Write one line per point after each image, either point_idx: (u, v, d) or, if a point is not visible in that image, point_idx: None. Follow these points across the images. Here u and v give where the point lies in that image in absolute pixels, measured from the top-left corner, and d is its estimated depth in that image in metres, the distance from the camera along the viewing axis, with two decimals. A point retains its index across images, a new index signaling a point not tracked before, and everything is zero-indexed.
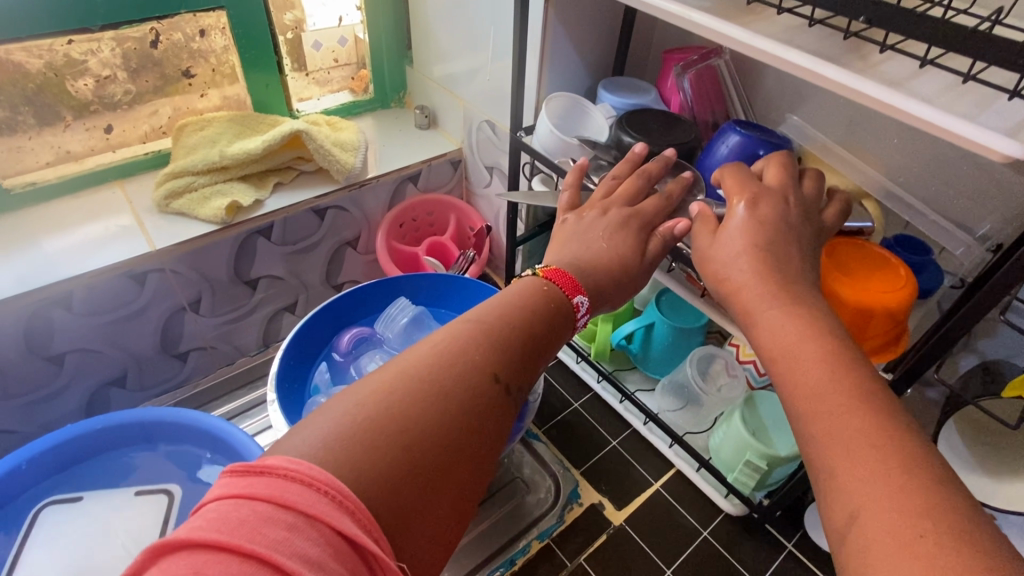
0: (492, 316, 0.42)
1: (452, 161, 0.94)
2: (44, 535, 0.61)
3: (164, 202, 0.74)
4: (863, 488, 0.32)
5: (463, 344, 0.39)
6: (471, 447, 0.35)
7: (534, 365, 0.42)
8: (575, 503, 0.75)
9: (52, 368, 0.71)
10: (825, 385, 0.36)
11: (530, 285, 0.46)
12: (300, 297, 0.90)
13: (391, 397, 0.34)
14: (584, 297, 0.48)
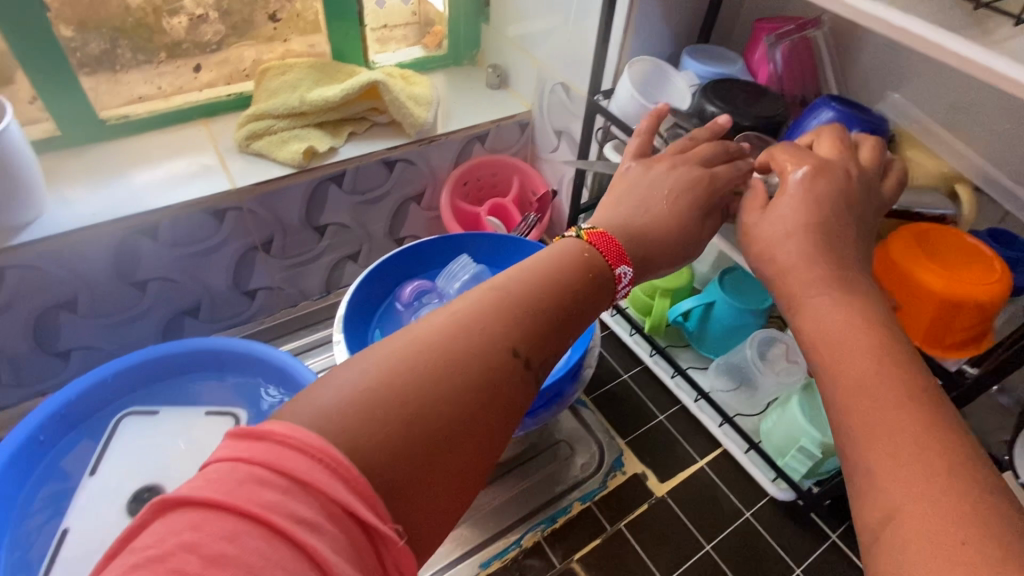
0: (517, 283, 0.39)
1: (521, 124, 0.93)
2: (122, 446, 0.66)
3: (244, 142, 0.76)
4: (901, 488, 0.31)
5: (482, 314, 0.37)
6: (483, 421, 0.34)
7: (562, 338, 0.39)
8: (620, 471, 0.76)
9: (134, 292, 0.75)
10: (871, 379, 0.36)
11: (568, 247, 0.43)
12: (363, 247, 0.92)
13: (397, 367, 0.33)
14: (628, 268, 0.45)
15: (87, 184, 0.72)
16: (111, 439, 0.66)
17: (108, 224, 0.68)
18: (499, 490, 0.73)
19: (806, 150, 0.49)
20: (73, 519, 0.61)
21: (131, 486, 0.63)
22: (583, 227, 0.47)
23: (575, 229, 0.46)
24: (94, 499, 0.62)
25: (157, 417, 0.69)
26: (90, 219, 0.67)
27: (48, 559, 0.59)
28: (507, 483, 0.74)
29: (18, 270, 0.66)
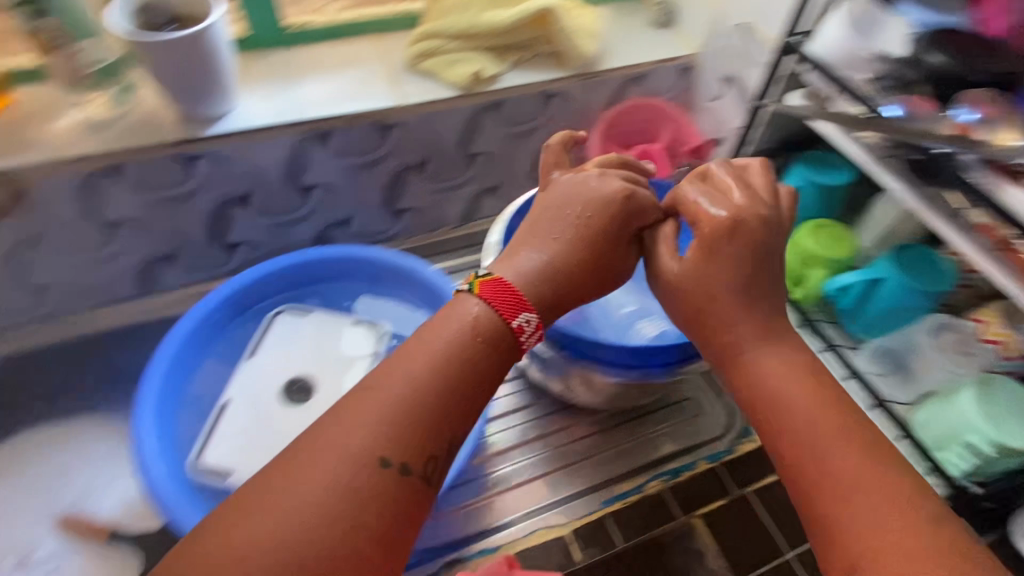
0: (409, 390, 0.40)
1: (682, 68, 0.87)
2: (279, 336, 0.69)
3: (414, 60, 0.77)
4: (871, 531, 0.39)
5: (362, 429, 0.39)
6: (368, 537, 0.37)
7: (447, 425, 0.41)
8: (749, 439, 0.74)
9: (298, 197, 0.78)
10: (811, 436, 0.43)
11: (456, 309, 0.45)
12: (505, 181, 0.91)
13: (283, 501, 0.36)
14: (530, 315, 0.46)
15: (265, 87, 0.74)
16: (270, 330, 0.70)
17: (287, 127, 0.71)
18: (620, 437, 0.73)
19: (721, 192, 0.50)
20: (235, 392, 0.65)
21: (286, 374, 0.66)
22: (478, 275, 0.48)
23: (469, 279, 0.47)
24: (254, 379, 0.66)
25: (309, 316, 0.71)
26: (271, 120, 0.70)
27: (211, 422, 0.63)
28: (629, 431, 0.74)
29: (208, 161, 0.69)
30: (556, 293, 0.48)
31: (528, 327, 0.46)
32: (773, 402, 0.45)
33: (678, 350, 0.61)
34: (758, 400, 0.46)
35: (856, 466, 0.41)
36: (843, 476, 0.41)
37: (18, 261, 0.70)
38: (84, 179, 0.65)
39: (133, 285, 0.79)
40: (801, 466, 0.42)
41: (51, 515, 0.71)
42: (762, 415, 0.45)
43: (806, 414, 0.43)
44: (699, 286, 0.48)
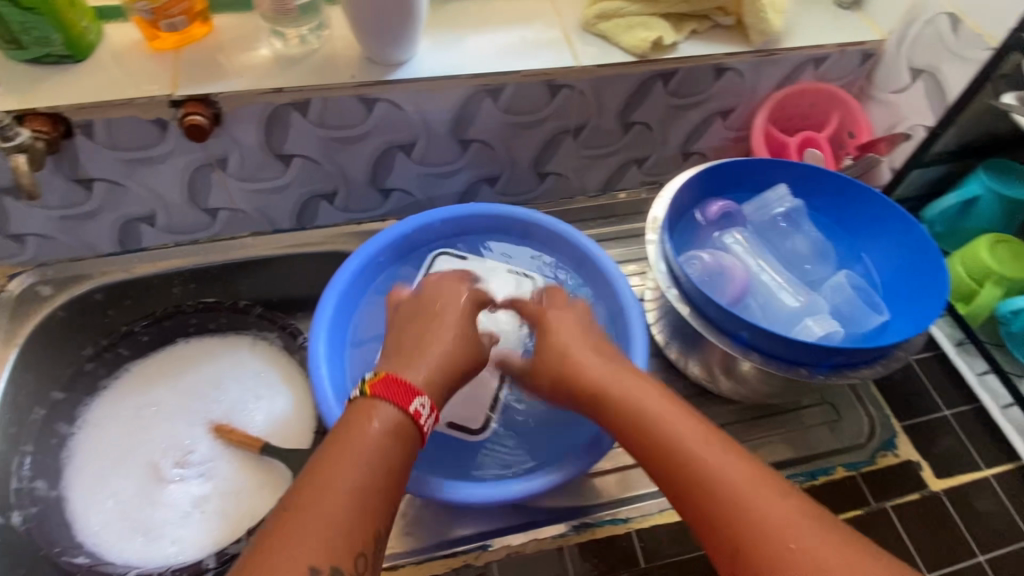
0: (349, 496, 0.45)
1: (866, 53, 0.81)
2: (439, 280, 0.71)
3: (592, 21, 0.75)
4: (808, 550, 0.42)
5: (318, 500, 0.44)
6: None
7: (389, 490, 0.47)
8: (891, 452, 0.71)
9: (457, 149, 0.79)
10: (730, 485, 0.47)
11: (362, 419, 0.49)
12: (653, 154, 0.88)
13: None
14: (421, 400, 0.51)
15: (441, 35, 0.74)
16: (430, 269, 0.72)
17: (465, 78, 0.70)
18: (753, 431, 0.72)
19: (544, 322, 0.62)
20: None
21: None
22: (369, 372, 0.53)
23: (362, 382, 0.52)
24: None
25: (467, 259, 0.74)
26: (450, 69, 0.70)
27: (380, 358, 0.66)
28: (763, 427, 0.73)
29: (385, 104, 0.71)
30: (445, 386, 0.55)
31: (425, 412, 0.51)
32: (681, 468, 0.50)
33: (854, 356, 0.58)
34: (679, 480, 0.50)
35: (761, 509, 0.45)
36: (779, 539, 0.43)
37: (201, 182, 0.74)
38: (274, 109, 0.68)
39: (291, 217, 0.82)
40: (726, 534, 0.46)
41: (204, 420, 0.76)
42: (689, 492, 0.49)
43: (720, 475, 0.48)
44: (618, 386, 0.55)
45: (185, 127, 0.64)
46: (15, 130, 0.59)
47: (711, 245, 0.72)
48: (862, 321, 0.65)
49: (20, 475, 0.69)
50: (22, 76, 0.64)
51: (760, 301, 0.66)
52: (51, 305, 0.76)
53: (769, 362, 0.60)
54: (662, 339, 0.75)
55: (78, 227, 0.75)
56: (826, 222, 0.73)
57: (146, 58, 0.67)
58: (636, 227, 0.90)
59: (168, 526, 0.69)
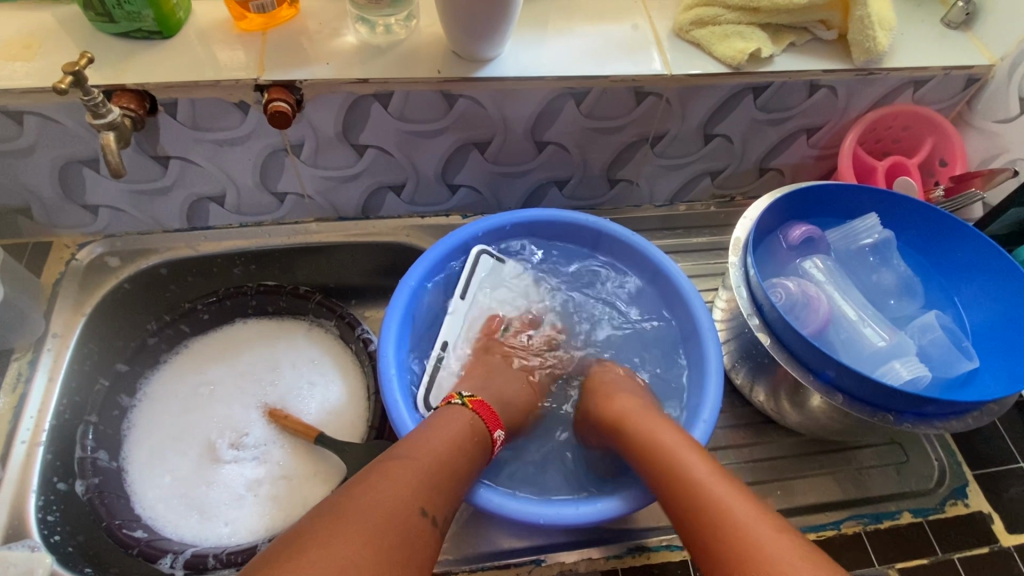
0: (432, 463, 0.51)
1: (971, 78, 0.77)
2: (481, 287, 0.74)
3: (687, 27, 0.72)
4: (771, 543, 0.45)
5: (450, 429, 0.56)
6: (458, 475, 0.53)
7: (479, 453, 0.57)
8: (961, 502, 0.69)
9: (532, 151, 0.77)
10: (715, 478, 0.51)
11: (448, 413, 0.58)
12: (729, 167, 0.85)
13: (419, 449, 0.52)
14: (502, 432, 0.61)
15: (527, 31, 0.71)
16: (471, 271, 0.73)
17: (552, 79, 0.68)
18: (815, 464, 0.69)
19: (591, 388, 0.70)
20: (448, 334, 0.71)
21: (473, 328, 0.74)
22: (466, 393, 0.62)
23: (460, 396, 0.61)
24: (460, 324, 0.73)
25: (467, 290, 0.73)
26: (538, 69, 0.67)
27: (431, 367, 0.69)
28: (825, 461, 0.70)
29: (467, 101, 0.69)
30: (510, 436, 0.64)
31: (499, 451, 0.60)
32: (681, 488, 0.52)
33: (947, 407, 0.55)
34: (664, 482, 0.54)
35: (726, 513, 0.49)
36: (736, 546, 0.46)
37: (274, 165, 0.73)
38: (356, 99, 0.67)
39: (357, 205, 0.81)
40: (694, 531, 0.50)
41: (259, 403, 0.76)
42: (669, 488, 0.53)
43: (707, 492, 0.50)
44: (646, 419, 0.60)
45: (269, 113, 0.63)
46: (108, 107, 0.58)
47: (788, 272, 0.68)
48: (954, 367, 0.62)
49: (83, 445, 0.69)
50: (112, 50, 0.64)
51: (844, 337, 0.63)
52: (119, 276, 0.77)
53: (853, 404, 0.58)
54: (729, 362, 0.71)
55: (149, 202, 0.75)
56: (911, 255, 0.70)
57: (233, 39, 0.66)
58: (702, 241, 0.87)
59: (222, 507, 0.69)
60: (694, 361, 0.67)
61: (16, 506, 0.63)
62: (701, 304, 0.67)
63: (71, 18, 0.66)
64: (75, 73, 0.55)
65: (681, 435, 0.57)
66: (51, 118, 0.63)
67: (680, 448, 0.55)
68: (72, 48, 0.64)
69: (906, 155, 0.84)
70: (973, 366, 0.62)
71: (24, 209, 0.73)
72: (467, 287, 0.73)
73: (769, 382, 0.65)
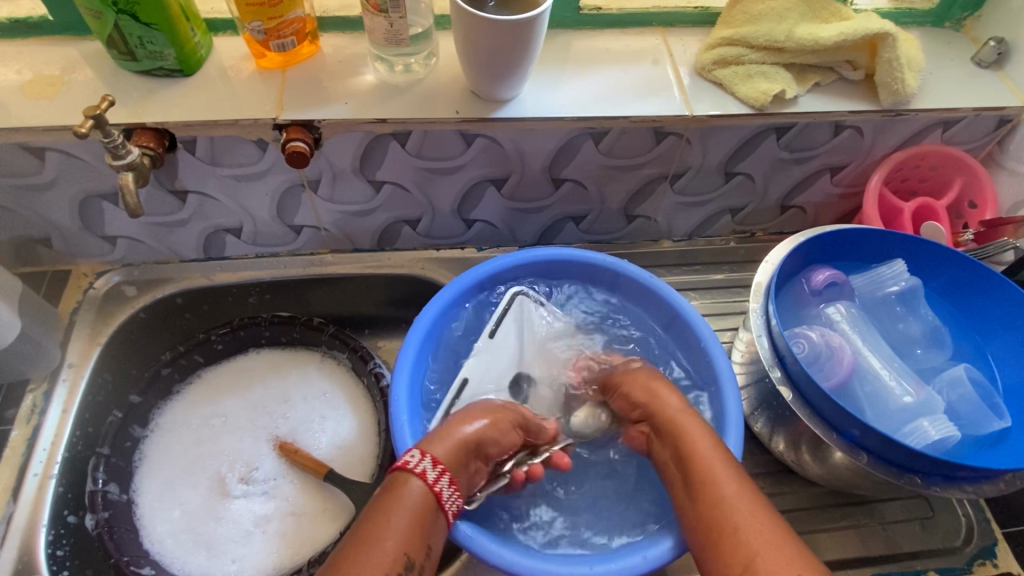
0: (385, 538, 0.50)
1: (1002, 119, 0.74)
2: (517, 334, 0.72)
3: (708, 66, 0.70)
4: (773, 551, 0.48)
5: (393, 493, 0.54)
6: (412, 530, 0.51)
7: (428, 493, 0.54)
8: (990, 561, 0.66)
9: (549, 187, 0.76)
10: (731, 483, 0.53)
11: (393, 485, 0.54)
12: (750, 204, 0.83)
13: (363, 530, 0.51)
14: (420, 452, 0.56)
15: (547, 70, 0.71)
16: (505, 310, 0.72)
17: (571, 120, 0.67)
18: (837, 517, 0.67)
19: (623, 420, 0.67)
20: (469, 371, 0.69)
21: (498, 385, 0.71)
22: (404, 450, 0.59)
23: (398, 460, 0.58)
24: (483, 365, 0.70)
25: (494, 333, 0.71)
26: (557, 110, 0.67)
27: (445, 405, 0.67)
28: (847, 514, 0.67)
29: (485, 140, 0.68)
30: (464, 454, 0.59)
31: (431, 471, 0.55)
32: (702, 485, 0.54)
33: (979, 472, 0.53)
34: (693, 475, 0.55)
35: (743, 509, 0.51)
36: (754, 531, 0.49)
37: (291, 200, 0.73)
38: (374, 137, 0.67)
39: (372, 238, 0.81)
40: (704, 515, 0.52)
41: (270, 436, 0.76)
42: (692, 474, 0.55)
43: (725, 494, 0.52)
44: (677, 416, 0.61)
45: (287, 152, 0.63)
46: (127, 148, 0.59)
47: (810, 318, 0.67)
48: (985, 425, 0.59)
49: (94, 478, 0.69)
50: (134, 87, 0.64)
51: (870, 390, 0.61)
52: (135, 306, 0.77)
53: (879, 465, 0.56)
54: (748, 408, 0.69)
55: (167, 233, 0.75)
56: (939, 304, 0.68)
57: (253, 77, 0.66)
58: (721, 278, 0.85)
59: (230, 544, 0.69)
60: (714, 412, 0.65)
61: (25, 540, 0.63)
62: (721, 352, 0.65)
63: (95, 55, 0.67)
64: (96, 117, 0.55)
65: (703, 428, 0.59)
66: (72, 155, 0.64)
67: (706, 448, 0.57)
68: (94, 85, 0.64)
69: (934, 195, 0.81)
70: (1007, 424, 0.59)
71: (44, 239, 0.74)
72: (496, 327, 0.72)
73: (789, 433, 0.63)
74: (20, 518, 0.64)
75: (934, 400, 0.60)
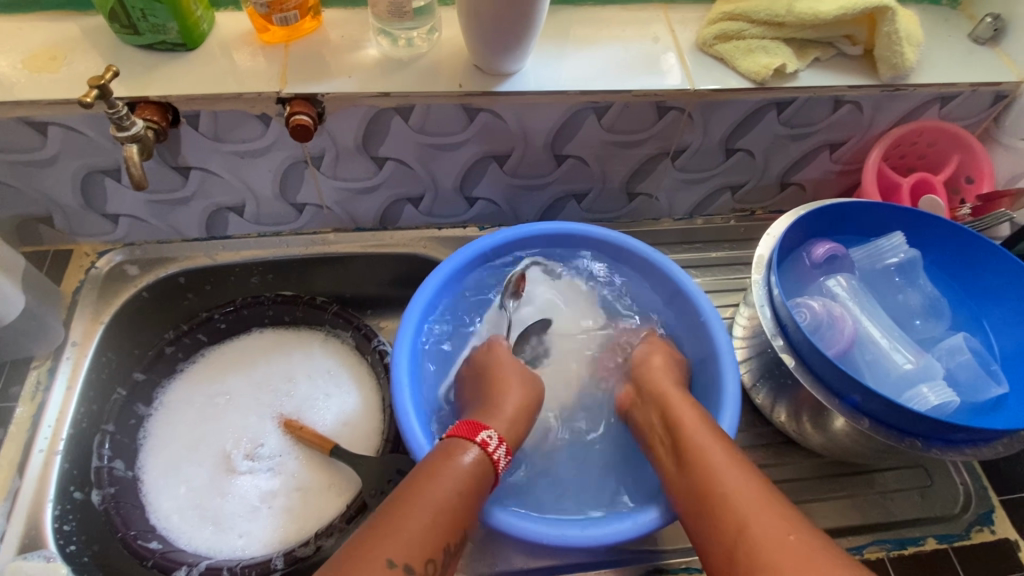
0: (441, 503, 0.51)
1: (999, 94, 0.75)
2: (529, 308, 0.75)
3: (710, 41, 0.71)
4: (774, 544, 0.47)
5: (453, 461, 0.54)
6: (465, 503, 0.52)
7: (485, 472, 0.55)
8: (987, 528, 0.67)
9: (551, 164, 0.76)
10: (734, 472, 0.53)
11: (453, 453, 0.55)
12: (750, 181, 0.84)
13: (417, 493, 0.51)
14: (491, 434, 0.58)
15: (548, 45, 0.71)
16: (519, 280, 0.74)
17: (574, 94, 0.67)
18: (838, 487, 0.68)
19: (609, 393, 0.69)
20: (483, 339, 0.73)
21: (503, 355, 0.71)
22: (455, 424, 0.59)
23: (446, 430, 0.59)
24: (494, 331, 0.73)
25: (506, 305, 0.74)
26: (560, 84, 0.67)
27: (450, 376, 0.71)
28: (847, 484, 0.68)
29: (488, 115, 0.69)
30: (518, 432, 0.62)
31: (503, 459, 0.57)
32: (701, 480, 0.53)
33: (976, 434, 0.54)
34: (694, 470, 0.54)
35: (750, 503, 0.50)
36: (756, 523, 0.48)
37: (293, 177, 0.73)
38: (377, 112, 0.67)
39: (375, 216, 0.81)
40: (707, 508, 0.52)
41: (275, 414, 0.76)
42: (692, 466, 0.55)
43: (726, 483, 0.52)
44: (674, 412, 0.60)
45: (291, 126, 0.63)
46: (131, 120, 0.59)
47: (810, 290, 0.67)
48: (983, 390, 0.60)
49: (100, 455, 0.70)
50: (136, 62, 0.64)
51: (870, 359, 0.62)
52: (137, 285, 0.77)
53: (880, 429, 0.56)
54: (750, 381, 0.70)
55: (169, 212, 0.75)
56: (938, 275, 0.69)
57: (255, 52, 0.66)
58: (723, 255, 0.85)
59: (236, 519, 0.69)
60: (712, 383, 0.66)
61: (32, 514, 0.63)
62: (719, 321, 0.66)
63: (97, 30, 0.67)
64: (101, 87, 0.55)
65: (700, 420, 0.59)
66: (74, 130, 0.64)
67: (703, 441, 0.56)
68: (96, 60, 0.64)
69: (931, 171, 0.82)
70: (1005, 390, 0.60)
71: (45, 217, 0.74)
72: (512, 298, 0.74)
73: (791, 403, 0.64)
74: (25, 493, 0.64)
75: (934, 367, 0.61)
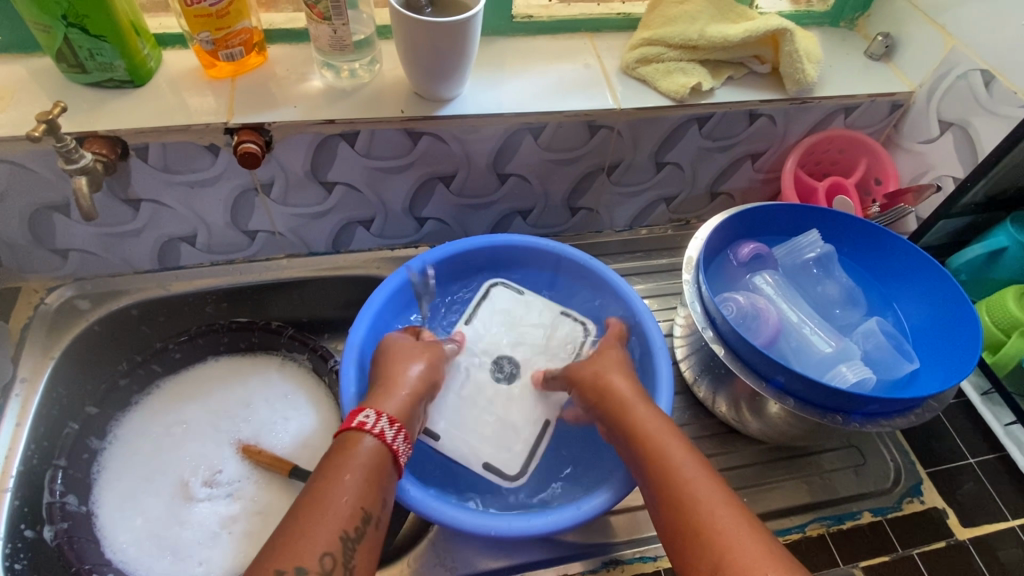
0: (337, 500, 0.49)
1: (895, 103, 0.83)
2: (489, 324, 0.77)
3: (632, 65, 0.77)
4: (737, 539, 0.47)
5: (346, 457, 0.52)
6: (365, 490, 0.51)
7: (380, 458, 0.53)
8: (917, 499, 0.72)
9: (495, 183, 0.81)
10: (694, 467, 0.53)
11: (342, 447, 0.53)
12: (682, 192, 0.90)
13: (313, 497, 0.49)
14: (371, 414, 0.56)
15: (485, 72, 0.76)
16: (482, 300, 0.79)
17: (510, 116, 0.72)
18: (780, 471, 0.72)
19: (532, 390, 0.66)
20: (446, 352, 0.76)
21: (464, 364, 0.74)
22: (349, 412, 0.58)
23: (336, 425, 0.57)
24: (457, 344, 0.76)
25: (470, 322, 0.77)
26: (497, 107, 0.72)
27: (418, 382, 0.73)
28: (788, 467, 0.72)
29: (430, 138, 0.73)
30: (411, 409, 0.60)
31: (389, 430, 0.55)
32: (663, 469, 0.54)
33: (890, 405, 0.58)
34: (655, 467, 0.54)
35: (709, 497, 0.50)
36: (719, 518, 0.49)
37: (244, 205, 0.75)
38: (324, 138, 0.70)
39: (327, 241, 0.84)
40: (672, 504, 0.52)
41: (232, 440, 0.76)
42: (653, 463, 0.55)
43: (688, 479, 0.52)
44: (632, 411, 0.60)
45: (239, 153, 0.66)
46: (80, 153, 0.60)
47: (738, 286, 0.73)
48: (895, 368, 0.66)
49: (52, 490, 0.69)
50: (84, 99, 0.66)
51: (794, 345, 0.67)
52: (89, 318, 0.77)
53: (804, 407, 0.61)
54: (692, 376, 0.74)
55: (119, 244, 0.76)
56: (854, 267, 0.75)
57: (202, 86, 0.69)
58: (664, 262, 0.91)
59: (196, 546, 0.69)
60: (647, 376, 0.70)
61: None
62: (653, 320, 0.71)
63: (44, 71, 0.69)
64: (49, 122, 0.57)
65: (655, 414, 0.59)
66: (22, 166, 0.65)
67: (662, 433, 0.57)
68: (44, 98, 0.66)
69: (844, 175, 0.90)
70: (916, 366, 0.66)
71: None
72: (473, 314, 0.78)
73: (729, 393, 0.69)
74: None
75: (852, 349, 0.66)
